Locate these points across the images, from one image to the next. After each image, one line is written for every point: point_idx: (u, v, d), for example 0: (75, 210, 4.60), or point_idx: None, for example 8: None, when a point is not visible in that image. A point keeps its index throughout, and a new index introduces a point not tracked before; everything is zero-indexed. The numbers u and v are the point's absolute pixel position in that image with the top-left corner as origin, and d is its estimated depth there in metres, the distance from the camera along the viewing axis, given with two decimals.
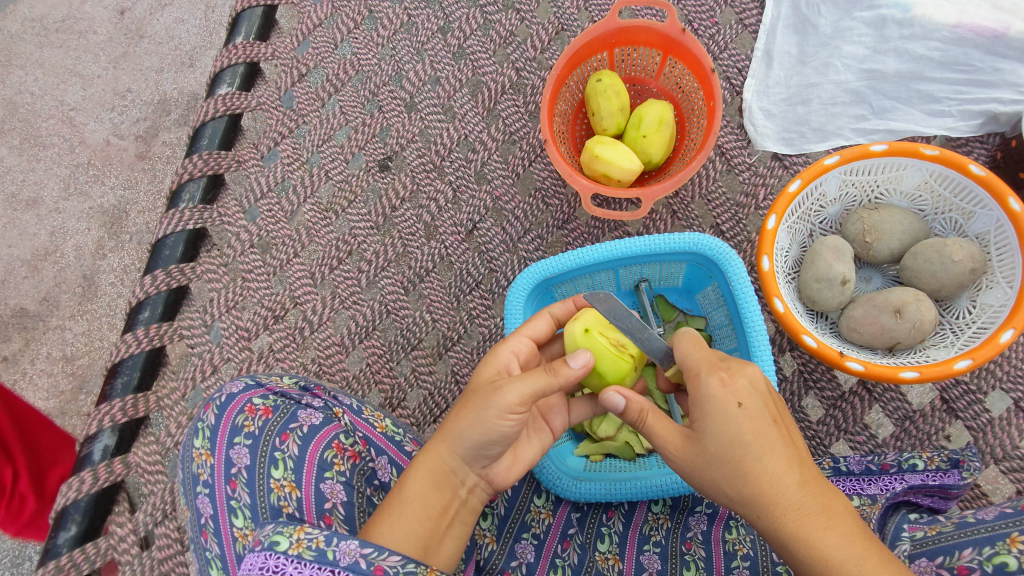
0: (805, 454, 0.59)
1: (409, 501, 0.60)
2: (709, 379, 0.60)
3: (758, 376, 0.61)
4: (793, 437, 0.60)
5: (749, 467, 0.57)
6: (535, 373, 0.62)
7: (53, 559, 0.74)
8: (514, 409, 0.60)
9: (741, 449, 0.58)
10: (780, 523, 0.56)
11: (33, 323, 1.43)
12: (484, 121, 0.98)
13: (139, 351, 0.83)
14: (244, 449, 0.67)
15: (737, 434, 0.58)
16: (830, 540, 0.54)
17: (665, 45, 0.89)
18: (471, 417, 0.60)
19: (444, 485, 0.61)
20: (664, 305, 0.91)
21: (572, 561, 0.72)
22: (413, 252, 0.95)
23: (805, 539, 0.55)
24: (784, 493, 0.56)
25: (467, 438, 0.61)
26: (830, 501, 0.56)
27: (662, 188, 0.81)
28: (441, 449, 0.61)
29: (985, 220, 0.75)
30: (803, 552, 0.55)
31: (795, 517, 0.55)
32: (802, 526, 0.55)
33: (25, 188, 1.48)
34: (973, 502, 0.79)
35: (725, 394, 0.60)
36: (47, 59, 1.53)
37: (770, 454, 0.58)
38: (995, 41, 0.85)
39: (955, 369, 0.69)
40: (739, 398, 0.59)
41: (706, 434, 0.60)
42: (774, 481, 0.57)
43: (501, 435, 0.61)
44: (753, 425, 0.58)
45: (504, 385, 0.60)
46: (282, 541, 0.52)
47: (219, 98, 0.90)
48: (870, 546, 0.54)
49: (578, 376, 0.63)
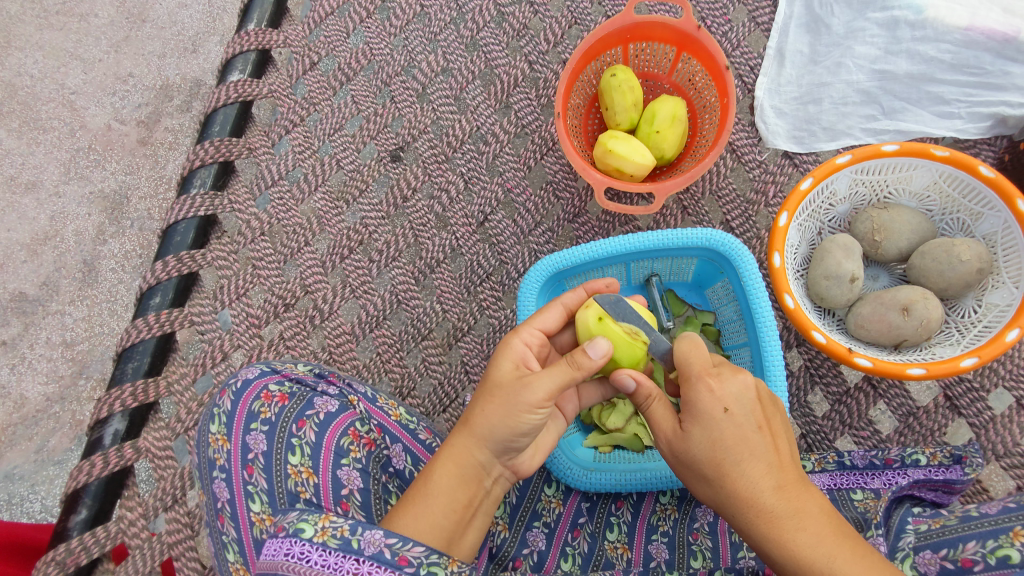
0: (786, 460, 0.60)
1: (434, 495, 0.61)
2: (697, 385, 0.62)
3: (749, 383, 0.62)
4: (777, 442, 0.60)
5: (727, 471, 0.59)
6: (558, 366, 0.63)
7: (64, 542, 0.75)
8: (542, 404, 0.62)
9: (724, 452, 0.59)
10: (753, 524, 0.57)
11: (33, 308, 1.42)
12: (496, 113, 0.98)
13: (150, 337, 0.83)
14: (261, 435, 0.69)
15: (720, 437, 0.60)
16: (802, 541, 0.54)
17: (679, 41, 0.89)
18: (501, 410, 0.62)
19: (471, 480, 0.62)
20: (674, 300, 0.92)
21: (582, 549, 0.74)
22: (425, 242, 0.95)
23: (777, 540, 0.55)
24: (758, 496, 0.57)
25: (496, 433, 0.62)
26: (803, 504, 0.56)
27: (674, 183, 0.82)
28: (469, 443, 0.62)
29: (993, 221, 0.76)
30: (774, 551, 0.55)
31: (767, 519, 0.56)
32: (775, 528, 0.56)
33: (24, 172, 1.47)
34: (975, 497, 0.80)
35: (711, 400, 0.61)
36: (48, 42, 1.51)
37: (750, 459, 0.58)
38: (1005, 45, 0.86)
39: (961, 367, 0.70)
40: (725, 403, 0.61)
41: (694, 436, 0.61)
42: (750, 483, 0.58)
43: (529, 429, 0.63)
44: (736, 430, 0.59)
45: (532, 381, 0.62)
46: (307, 528, 0.53)
47: (231, 85, 0.90)
48: (844, 545, 0.54)
49: (597, 366, 0.63)
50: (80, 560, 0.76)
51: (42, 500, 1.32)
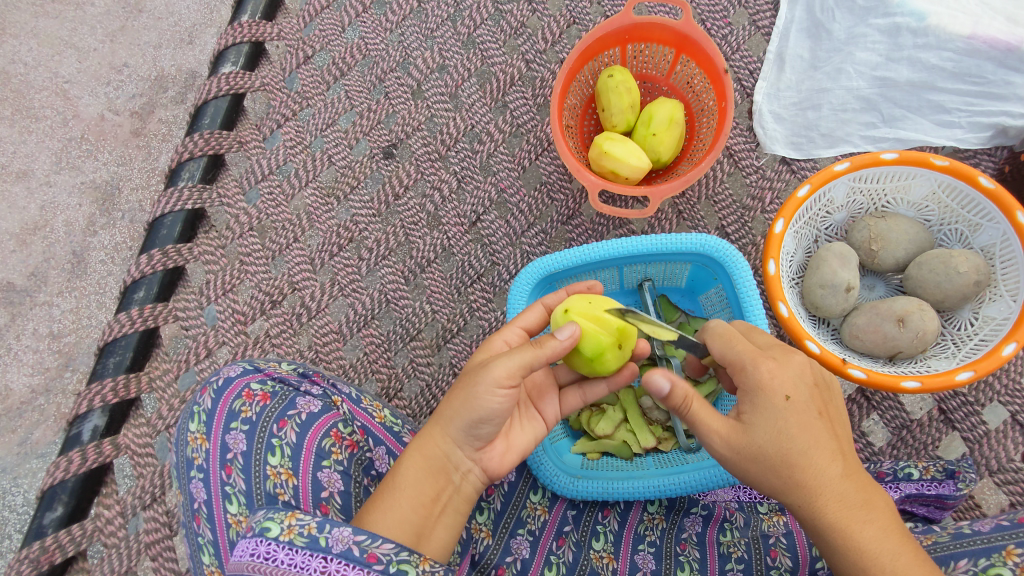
0: (847, 446, 0.59)
1: (401, 489, 0.60)
2: (756, 370, 0.59)
3: (806, 367, 0.61)
4: (835, 427, 0.59)
5: (795, 459, 0.56)
6: (522, 348, 0.62)
7: (38, 539, 0.73)
8: (503, 384, 0.60)
9: (791, 441, 0.57)
10: (819, 512, 0.56)
11: (20, 298, 1.40)
12: (491, 112, 0.96)
13: (132, 332, 0.81)
14: (241, 434, 0.67)
15: (785, 426, 0.57)
16: (867, 533, 0.54)
17: (678, 43, 0.88)
18: (463, 396, 0.62)
19: (438, 472, 0.62)
20: (666, 305, 0.91)
21: (567, 558, 0.72)
22: (415, 241, 0.94)
23: (843, 529, 0.55)
24: (826, 484, 0.56)
25: (458, 419, 0.62)
26: (869, 496, 0.56)
27: (670, 187, 0.80)
28: (435, 433, 0.63)
29: (991, 233, 0.75)
30: (838, 541, 0.55)
31: (836, 507, 0.55)
32: (843, 516, 0.55)
33: (15, 161, 1.45)
34: (968, 513, 0.79)
35: (772, 386, 0.58)
36: (42, 30, 1.49)
37: (815, 447, 0.57)
38: (1008, 55, 0.85)
39: (956, 381, 0.69)
40: (786, 391, 0.58)
41: (760, 422, 0.58)
42: (817, 471, 0.56)
43: (490, 414, 0.61)
44: (801, 418, 0.57)
45: (492, 362, 0.61)
46: (273, 528, 0.52)
47: (222, 77, 0.88)
48: (905, 543, 0.54)
49: (565, 348, 0.63)
50: (54, 558, 0.74)
51: (25, 493, 1.30)
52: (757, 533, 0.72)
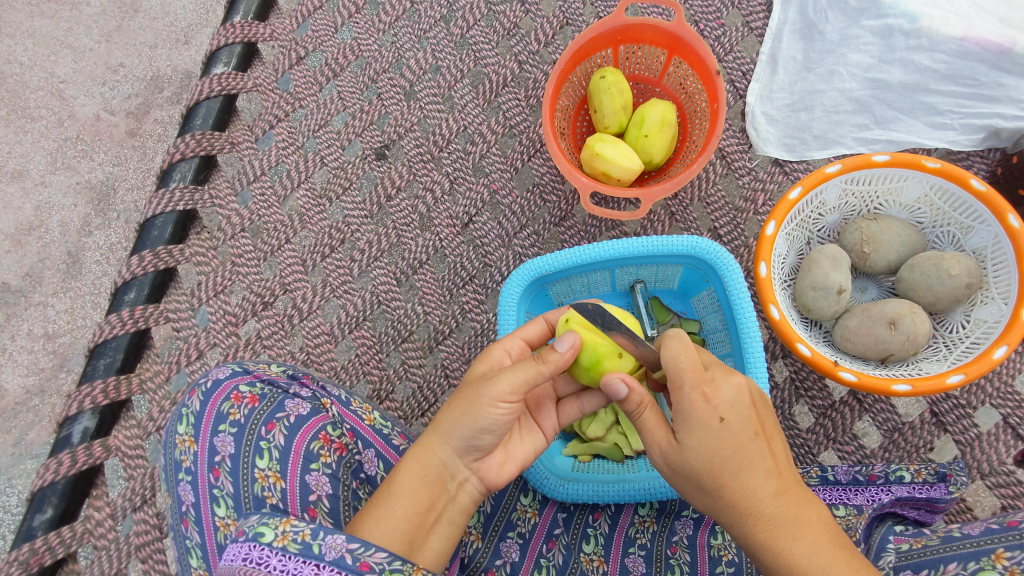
0: (784, 465, 0.58)
1: (395, 496, 0.60)
2: (691, 395, 0.58)
3: (742, 388, 0.60)
4: (772, 446, 0.59)
5: (726, 480, 0.56)
6: (525, 362, 0.62)
7: (28, 541, 0.73)
8: (506, 398, 0.60)
9: (723, 462, 0.57)
10: (751, 533, 0.55)
11: (15, 298, 1.40)
12: (484, 113, 0.96)
13: (123, 333, 0.81)
14: (229, 437, 0.67)
15: (717, 448, 0.57)
16: (799, 550, 0.53)
17: (670, 45, 0.88)
18: (463, 408, 0.61)
19: (434, 481, 0.62)
20: (658, 307, 0.91)
21: (557, 561, 0.72)
22: (407, 242, 0.93)
23: (774, 548, 0.54)
24: (757, 504, 0.55)
25: (457, 431, 0.61)
26: (803, 512, 0.55)
27: (662, 188, 0.80)
28: (432, 443, 0.62)
29: (983, 235, 0.75)
30: (769, 559, 0.54)
31: (766, 526, 0.55)
32: (773, 535, 0.54)
33: (10, 161, 1.45)
34: (958, 516, 0.79)
35: (707, 409, 0.57)
36: (38, 30, 1.48)
37: (747, 467, 0.57)
38: (1001, 56, 0.85)
39: (947, 384, 0.69)
40: (721, 411, 0.58)
41: (692, 445, 0.58)
42: (746, 492, 0.56)
43: (492, 425, 0.61)
44: (733, 439, 0.57)
45: (495, 375, 0.61)
46: (267, 533, 0.51)
47: (214, 78, 0.88)
48: (840, 555, 0.52)
49: (566, 360, 0.62)
50: (44, 560, 0.73)
51: (19, 493, 1.30)
52: None
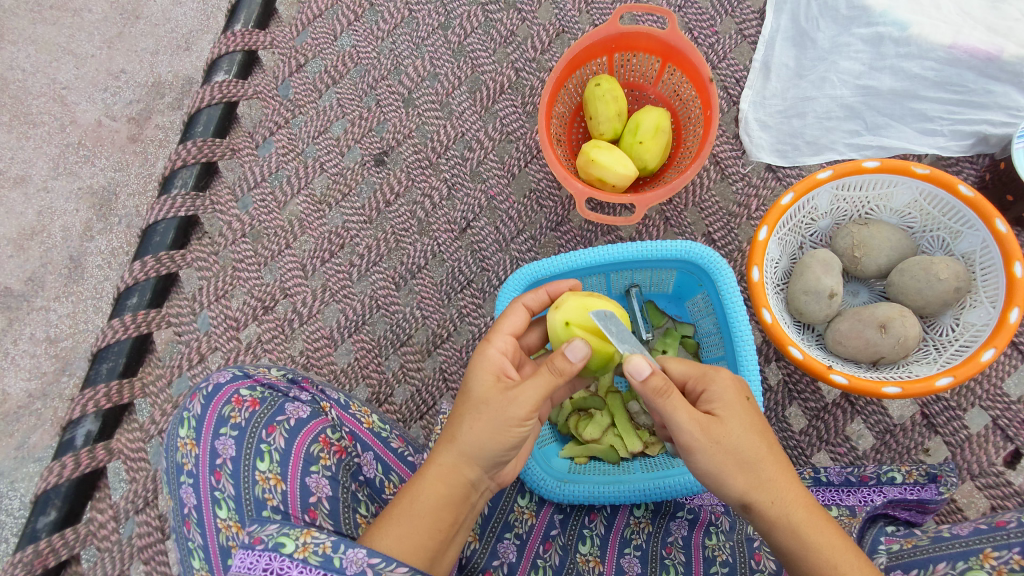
0: None
1: (421, 515, 0.60)
2: (722, 376, 0.62)
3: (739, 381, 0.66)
4: None
5: (765, 457, 0.59)
6: (541, 375, 0.62)
7: (32, 543, 0.74)
8: (527, 418, 0.62)
9: (758, 439, 0.59)
10: (790, 511, 0.58)
11: (18, 303, 1.41)
12: (481, 119, 0.97)
13: (126, 338, 0.82)
14: (230, 440, 0.68)
15: (754, 424, 0.60)
16: (828, 525, 0.58)
17: (664, 52, 0.89)
18: (489, 428, 0.62)
19: (460, 499, 0.62)
20: (653, 310, 0.93)
21: (553, 562, 0.73)
22: (406, 247, 0.95)
23: (812, 522, 0.57)
24: (789, 482, 0.59)
25: (485, 449, 0.62)
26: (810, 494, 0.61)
27: (656, 194, 0.81)
28: (458, 462, 0.62)
29: (972, 240, 0.76)
30: (812, 535, 0.57)
31: (801, 503, 0.58)
32: (806, 511, 0.58)
33: (13, 166, 1.46)
34: (949, 516, 0.80)
35: (738, 391, 0.62)
36: (40, 36, 1.50)
37: (773, 446, 0.60)
38: (989, 64, 0.86)
39: (936, 387, 0.70)
40: (745, 393, 0.62)
41: (731, 421, 0.59)
42: (781, 469, 0.59)
43: (515, 443, 0.63)
44: (760, 418, 0.61)
45: (519, 398, 0.61)
46: (288, 543, 0.53)
47: (215, 86, 0.89)
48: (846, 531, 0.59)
49: (577, 368, 0.62)
50: (47, 561, 0.74)
51: (21, 496, 1.31)
52: (741, 537, 0.74)
